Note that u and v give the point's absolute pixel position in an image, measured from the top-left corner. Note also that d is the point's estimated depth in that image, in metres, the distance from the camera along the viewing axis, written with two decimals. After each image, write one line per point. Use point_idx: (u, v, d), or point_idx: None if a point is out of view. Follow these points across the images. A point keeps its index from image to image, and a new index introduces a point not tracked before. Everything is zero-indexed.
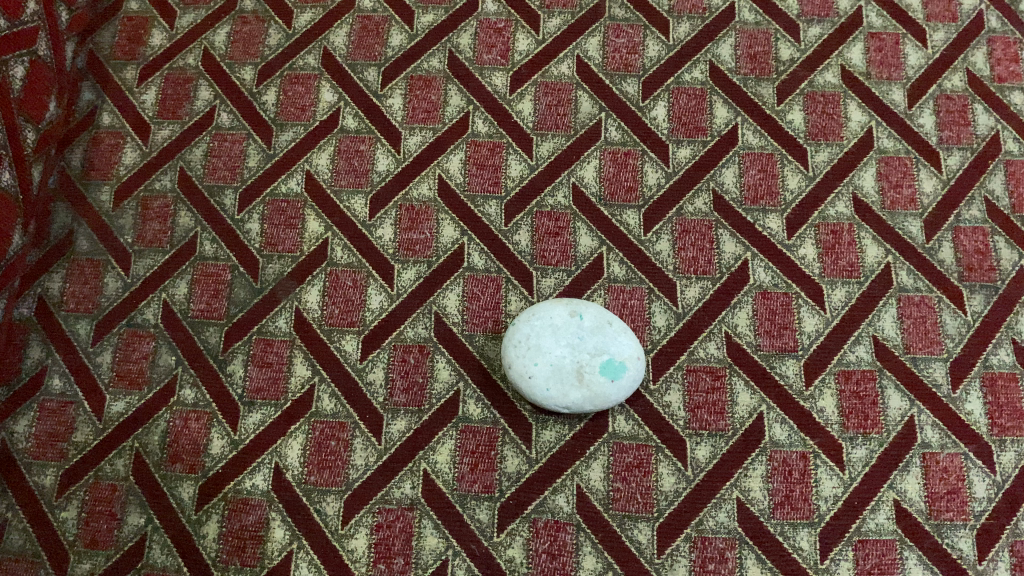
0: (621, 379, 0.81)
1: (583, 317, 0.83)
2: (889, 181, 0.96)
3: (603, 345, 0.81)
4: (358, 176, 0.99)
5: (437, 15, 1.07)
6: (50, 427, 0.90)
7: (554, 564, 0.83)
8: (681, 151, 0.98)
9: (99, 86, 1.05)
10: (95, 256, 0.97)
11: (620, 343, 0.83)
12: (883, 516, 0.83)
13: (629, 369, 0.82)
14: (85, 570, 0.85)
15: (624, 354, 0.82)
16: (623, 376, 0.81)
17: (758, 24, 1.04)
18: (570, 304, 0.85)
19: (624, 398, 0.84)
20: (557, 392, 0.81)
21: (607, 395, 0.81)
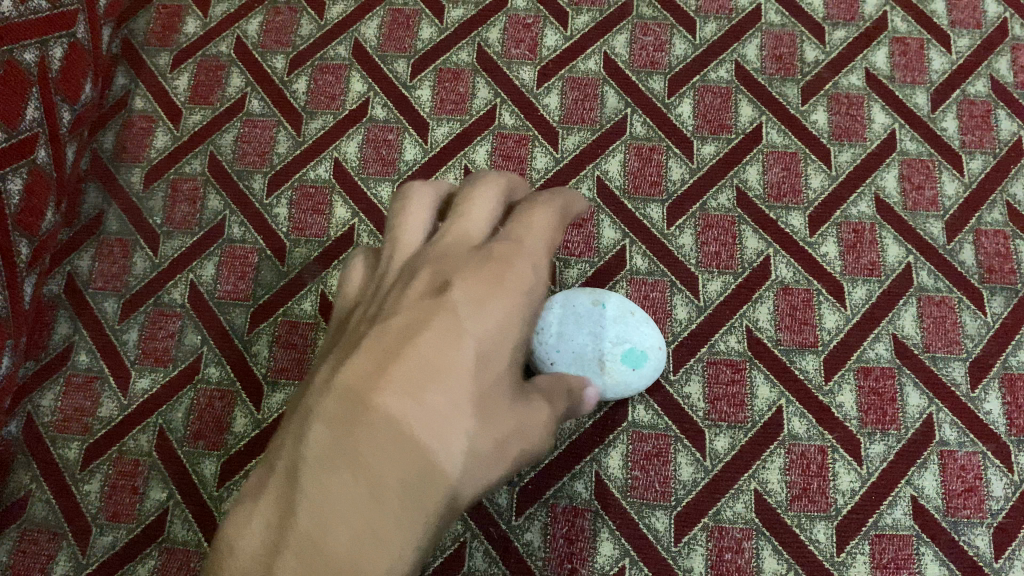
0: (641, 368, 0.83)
1: (608, 308, 0.83)
2: (911, 183, 0.97)
3: (625, 335, 0.82)
4: (385, 165, 1.00)
5: (467, 10, 1.08)
6: (76, 402, 0.92)
7: (571, 549, 0.84)
8: (706, 148, 0.99)
9: (133, 71, 1.07)
10: (124, 236, 0.99)
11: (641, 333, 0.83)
12: (900, 511, 0.84)
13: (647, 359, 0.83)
14: (107, 543, 0.86)
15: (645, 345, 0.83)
16: (645, 365, 0.82)
17: (784, 26, 1.05)
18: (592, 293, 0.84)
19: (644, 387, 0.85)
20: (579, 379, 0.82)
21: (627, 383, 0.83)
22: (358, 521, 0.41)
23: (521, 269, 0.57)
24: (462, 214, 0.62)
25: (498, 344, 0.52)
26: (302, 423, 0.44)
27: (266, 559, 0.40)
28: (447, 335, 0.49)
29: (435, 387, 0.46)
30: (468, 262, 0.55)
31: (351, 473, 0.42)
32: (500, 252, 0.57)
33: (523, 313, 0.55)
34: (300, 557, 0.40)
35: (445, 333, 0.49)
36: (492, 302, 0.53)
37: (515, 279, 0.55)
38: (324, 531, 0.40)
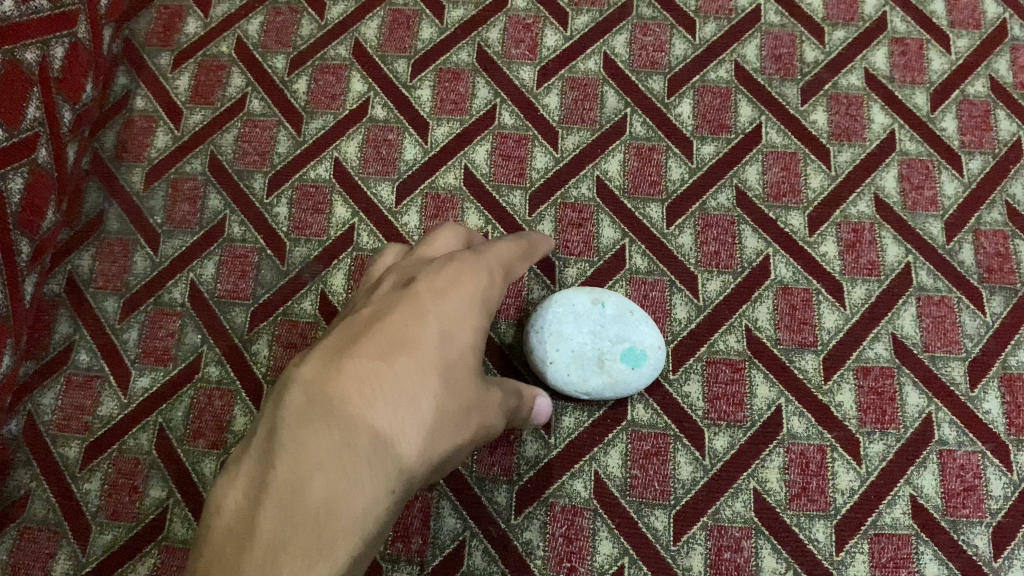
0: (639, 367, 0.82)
1: (608, 308, 0.83)
2: (911, 183, 0.97)
3: (624, 334, 0.82)
4: (386, 165, 1.01)
5: (467, 10, 1.08)
6: (76, 400, 0.92)
7: (570, 548, 0.84)
8: (706, 148, 0.99)
9: (134, 71, 1.07)
10: (125, 235, 0.99)
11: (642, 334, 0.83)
12: (899, 511, 0.84)
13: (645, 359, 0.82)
14: (107, 541, 0.87)
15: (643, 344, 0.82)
16: (644, 364, 0.82)
17: (784, 26, 1.05)
18: (592, 292, 0.85)
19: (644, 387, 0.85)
20: (577, 378, 0.82)
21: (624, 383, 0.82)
22: (332, 471, 0.49)
23: (475, 267, 0.66)
24: (434, 236, 0.74)
25: (460, 328, 0.61)
26: (281, 393, 0.53)
27: (252, 505, 0.48)
28: (411, 319, 0.58)
29: (403, 359, 0.55)
30: (432, 266, 0.65)
31: (327, 430, 0.50)
32: (462, 257, 0.67)
33: (479, 304, 0.64)
34: (282, 502, 0.47)
35: (407, 320, 0.58)
36: (450, 291, 0.62)
37: (472, 276, 0.65)
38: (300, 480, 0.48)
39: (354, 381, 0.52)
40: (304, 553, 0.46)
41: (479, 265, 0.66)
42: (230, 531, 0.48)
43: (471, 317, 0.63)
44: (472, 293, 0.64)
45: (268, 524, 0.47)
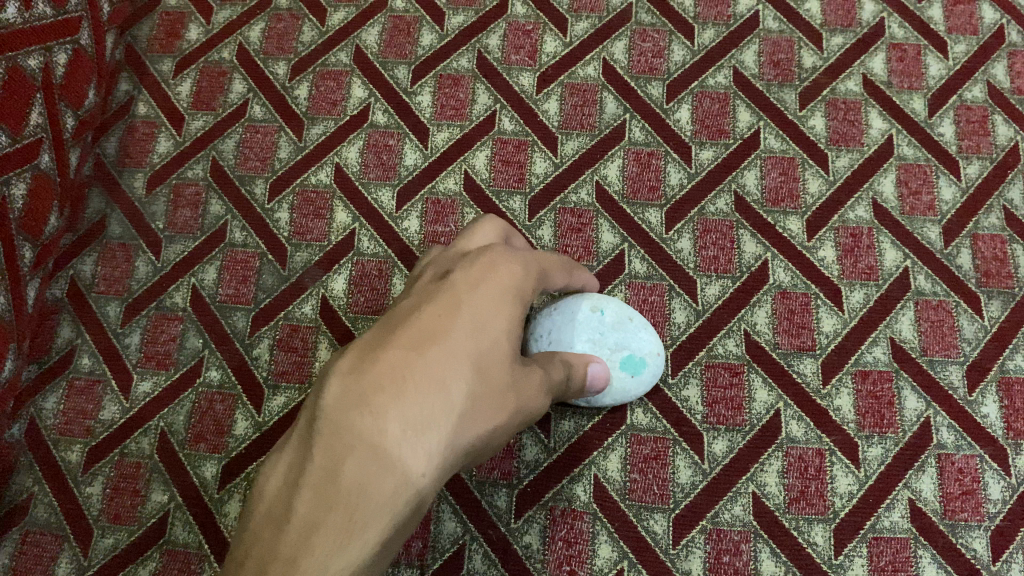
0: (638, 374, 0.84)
1: (609, 315, 0.83)
2: (909, 188, 0.97)
3: (624, 342, 0.82)
4: (386, 170, 1.01)
5: (467, 17, 1.09)
6: (78, 405, 0.92)
7: (570, 552, 0.84)
8: (704, 153, 1.00)
9: (136, 78, 1.08)
10: (127, 241, 1.00)
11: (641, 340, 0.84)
12: (897, 514, 0.84)
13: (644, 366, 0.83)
14: (108, 545, 0.87)
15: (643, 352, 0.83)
16: (644, 371, 0.83)
17: (782, 32, 1.06)
18: (591, 298, 0.83)
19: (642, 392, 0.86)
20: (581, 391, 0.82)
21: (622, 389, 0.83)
22: (367, 451, 0.45)
23: (503, 263, 0.64)
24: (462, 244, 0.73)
25: (491, 319, 0.58)
26: (318, 386, 0.50)
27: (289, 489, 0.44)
28: (443, 312, 0.56)
29: (435, 347, 0.52)
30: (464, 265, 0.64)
31: (360, 411, 0.46)
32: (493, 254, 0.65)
33: (512, 297, 0.62)
34: (316, 486, 0.43)
35: (440, 311, 0.56)
36: (481, 286, 0.60)
37: (500, 272, 0.63)
38: (336, 460, 0.44)
39: (387, 364, 0.49)
40: (339, 534, 0.42)
41: (508, 262, 0.64)
42: (264, 522, 0.44)
43: (504, 310, 0.60)
44: (501, 287, 0.62)
45: (303, 507, 0.43)
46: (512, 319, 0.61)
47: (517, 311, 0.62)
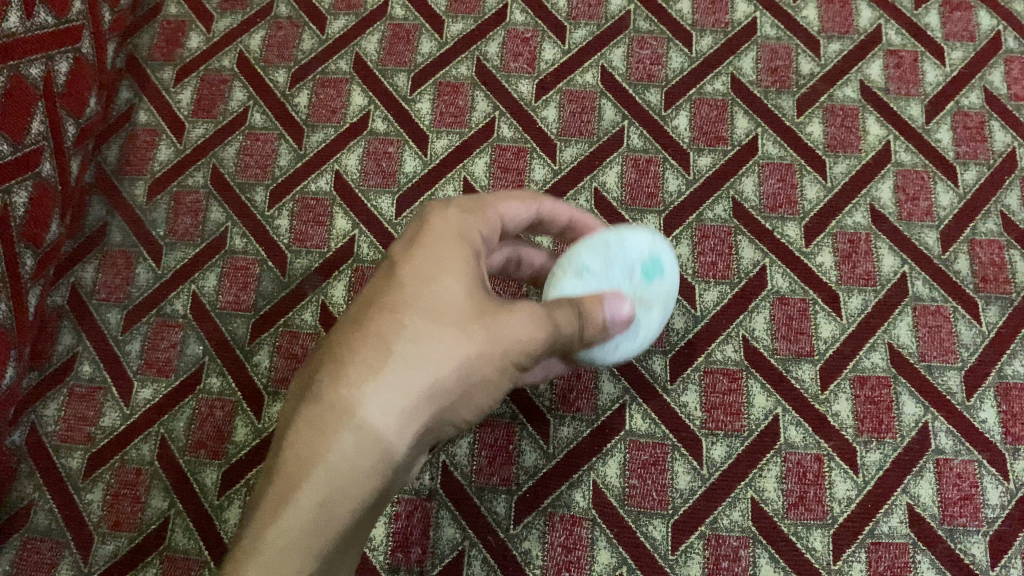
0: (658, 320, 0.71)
1: (642, 263, 0.68)
2: (906, 194, 0.98)
3: (631, 267, 0.67)
4: (386, 177, 1.02)
5: (466, 25, 1.10)
6: (79, 411, 0.93)
7: (569, 558, 0.84)
8: (702, 159, 1.00)
9: (138, 86, 1.09)
10: (128, 248, 1.00)
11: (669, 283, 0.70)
12: (896, 519, 0.84)
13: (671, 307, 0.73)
14: (109, 551, 0.87)
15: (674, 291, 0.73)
16: (664, 260, 0.70)
17: (780, 39, 1.06)
18: (567, 268, 0.68)
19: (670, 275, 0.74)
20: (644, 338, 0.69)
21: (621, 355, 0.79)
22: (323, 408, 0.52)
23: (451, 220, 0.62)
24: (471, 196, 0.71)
25: (437, 265, 0.57)
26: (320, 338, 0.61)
27: None
28: (410, 277, 0.57)
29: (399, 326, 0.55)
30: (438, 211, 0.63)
31: (326, 374, 0.53)
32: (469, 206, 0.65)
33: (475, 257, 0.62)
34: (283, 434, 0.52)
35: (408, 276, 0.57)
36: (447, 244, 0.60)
37: (444, 217, 0.61)
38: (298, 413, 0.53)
39: (345, 356, 0.53)
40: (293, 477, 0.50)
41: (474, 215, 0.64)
42: None
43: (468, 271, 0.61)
44: (445, 233, 0.60)
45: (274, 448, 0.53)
46: (472, 257, 0.59)
47: (476, 248, 0.60)
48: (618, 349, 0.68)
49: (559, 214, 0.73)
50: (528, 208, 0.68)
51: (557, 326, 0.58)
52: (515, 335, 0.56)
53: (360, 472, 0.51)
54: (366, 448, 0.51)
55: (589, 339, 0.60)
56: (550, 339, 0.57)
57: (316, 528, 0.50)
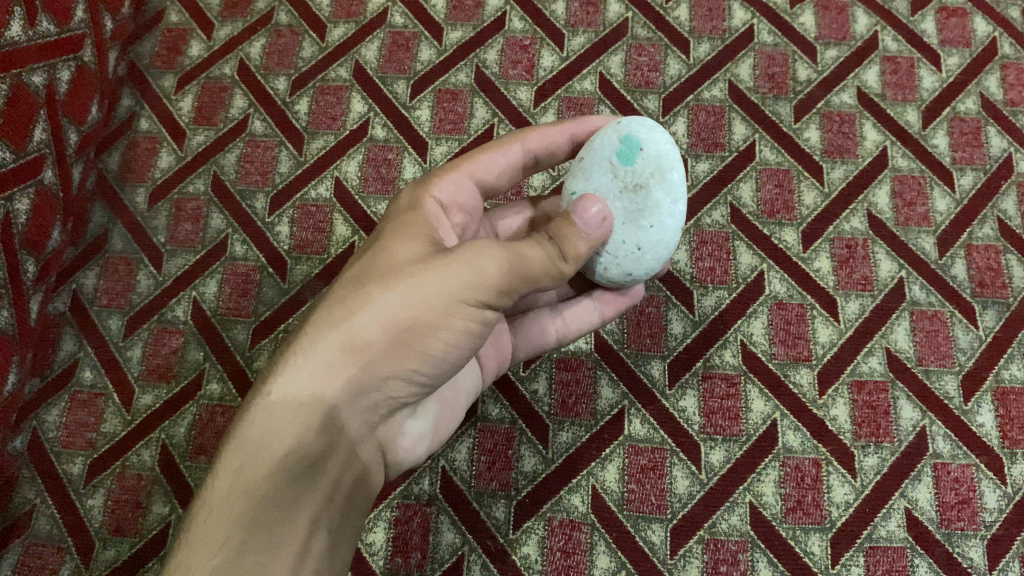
0: (677, 198, 0.68)
1: (614, 150, 0.67)
2: (903, 199, 0.98)
3: (602, 170, 0.68)
4: (386, 184, 1.02)
5: (465, 32, 1.10)
6: (80, 417, 0.93)
7: (568, 562, 0.85)
8: (700, 165, 1.00)
9: (139, 94, 1.09)
10: (129, 255, 1.01)
11: (657, 149, 0.67)
12: (894, 523, 0.85)
13: (679, 168, 0.68)
14: (110, 557, 0.88)
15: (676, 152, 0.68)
16: (637, 135, 0.67)
17: (776, 45, 1.07)
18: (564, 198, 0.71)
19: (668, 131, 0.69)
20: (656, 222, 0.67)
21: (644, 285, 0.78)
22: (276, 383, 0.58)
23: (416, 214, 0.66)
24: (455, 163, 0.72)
25: (379, 244, 0.62)
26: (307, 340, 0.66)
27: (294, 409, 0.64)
28: (357, 262, 0.62)
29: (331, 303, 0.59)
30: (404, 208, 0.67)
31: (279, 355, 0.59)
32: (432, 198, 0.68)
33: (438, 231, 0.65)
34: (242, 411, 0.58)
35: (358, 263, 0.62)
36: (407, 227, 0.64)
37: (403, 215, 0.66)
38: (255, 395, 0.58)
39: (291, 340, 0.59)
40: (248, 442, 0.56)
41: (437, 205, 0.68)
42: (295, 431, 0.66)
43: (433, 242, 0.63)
44: (400, 218, 0.65)
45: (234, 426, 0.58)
46: (416, 226, 0.64)
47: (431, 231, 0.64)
48: (644, 249, 0.68)
49: (554, 147, 0.75)
50: (513, 155, 0.73)
51: (519, 253, 0.59)
52: (451, 271, 0.57)
53: (283, 428, 0.56)
54: (295, 410, 0.56)
55: (573, 254, 0.62)
56: (509, 264, 0.58)
57: (237, 481, 0.54)
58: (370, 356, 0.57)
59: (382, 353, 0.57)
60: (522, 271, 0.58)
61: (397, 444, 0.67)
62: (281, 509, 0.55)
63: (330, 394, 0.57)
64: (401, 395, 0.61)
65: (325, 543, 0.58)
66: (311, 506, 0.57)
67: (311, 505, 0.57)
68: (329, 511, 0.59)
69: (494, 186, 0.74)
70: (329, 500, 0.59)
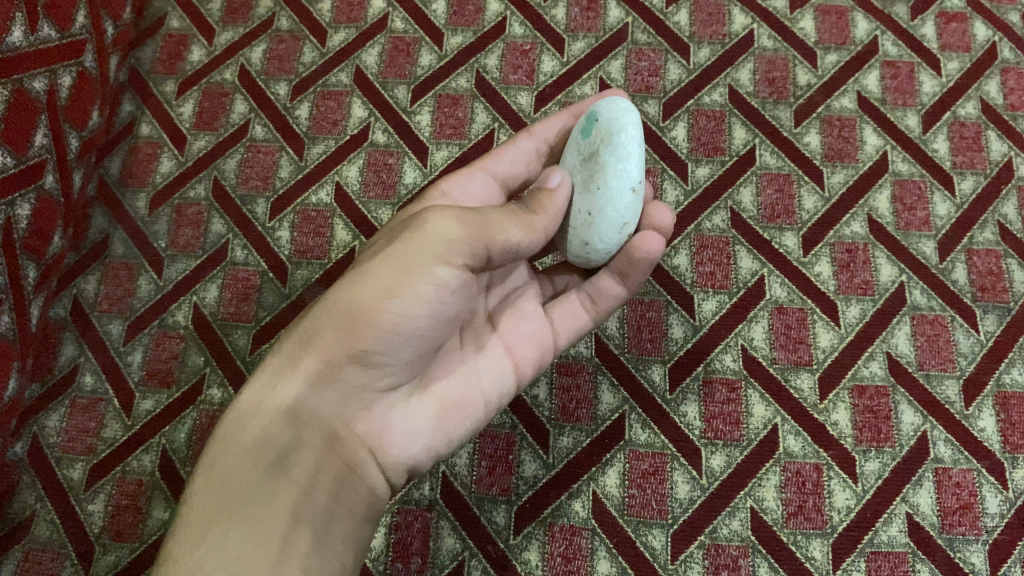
0: (626, 159, 0.66)
1: (580, 128, 0.70)
2: (904, 204, 0.98)
3: (570, 148, 0.71)
4: (386, 189, 1.02)
5: (466, 37, 1.11)
6: (81, 422, 0.93)
7: (568, 567, 0.84)
8: (701, 169, 1.00)
9: (140, 99, 1.09)
10: (130, 260, 1.01)
11: (609, 116, 0.67)
12: (895, 528, 0.84)
13: (632, 129, 0.66)
14: (110, 562, 0.88)
15: (635, 119, 0.67)
16: (597, 109, 0.69)
17: (776, 50, 1.07)
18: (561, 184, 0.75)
19: (630, 102, 0.68)
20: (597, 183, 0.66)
21: (648, 237, 0.72)
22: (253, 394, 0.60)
23: None
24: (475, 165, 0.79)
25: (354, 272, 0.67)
26: None
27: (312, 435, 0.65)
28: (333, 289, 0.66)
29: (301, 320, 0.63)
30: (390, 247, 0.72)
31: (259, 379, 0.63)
32: None
33: None
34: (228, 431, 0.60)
35: None
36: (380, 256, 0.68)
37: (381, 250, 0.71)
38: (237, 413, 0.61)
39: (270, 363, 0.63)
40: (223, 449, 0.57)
41: None
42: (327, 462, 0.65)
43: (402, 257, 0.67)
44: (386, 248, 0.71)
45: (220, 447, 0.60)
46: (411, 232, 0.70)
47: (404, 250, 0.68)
48: (595, 213, 0.67)
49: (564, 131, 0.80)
50: (523, 146, 0.80)
51: (472, 211, 0.61)
52: (404, 247, 0.60)
53: (253, 428, 0.57)
54: (263, 412, 0.58)
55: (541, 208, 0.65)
56: (462, 223, 0.60)
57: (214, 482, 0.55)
58: (333, 342, 0.59)
59: (342, 335, 0.59)
60: (476, 222, 0.60)
61: (383, 441, 0.64)
62: (256, 500, 0.54)
63: (294, 390, 0.59)
64: (369, 381, 0.62)
65: (309, 537, 0.56)
66: (289, 499, 0.56)
67: (288, 499, 0.56)
68: (308, 506, 0.57)
69: (516, 177, 0.80)
70: (307, 495, 0.58)
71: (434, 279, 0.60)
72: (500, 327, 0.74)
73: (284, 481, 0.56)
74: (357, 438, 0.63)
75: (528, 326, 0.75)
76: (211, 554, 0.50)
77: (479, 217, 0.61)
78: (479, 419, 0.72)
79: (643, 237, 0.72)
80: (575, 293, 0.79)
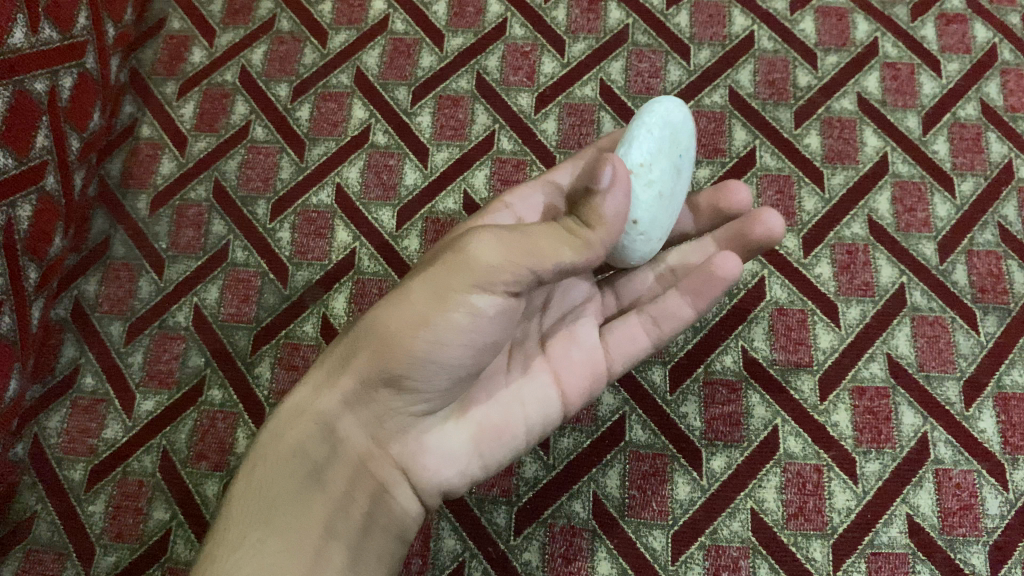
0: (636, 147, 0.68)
1: None
2: (904, 205, 0.98)
3: None
4: (387, 190, 1.02)
5: (466, 39, 1.11)
6: (82, 423, 0.93)
7: (569, 568, 0.85)
8: (701, 171, 1.01)
9: (141, 100, 1.10)
10: (131, 261, 1.01)
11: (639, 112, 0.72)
12: (896, 530, 0.85)
13: (647, 118, 0.69)
14: (110, 563, 0.88)
15: (658, 112, 0.70)
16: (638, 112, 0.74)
17: (777, 52, 1.07)
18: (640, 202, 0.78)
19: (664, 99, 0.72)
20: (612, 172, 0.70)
21: (727, 257, 0.73)
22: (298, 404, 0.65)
23: None
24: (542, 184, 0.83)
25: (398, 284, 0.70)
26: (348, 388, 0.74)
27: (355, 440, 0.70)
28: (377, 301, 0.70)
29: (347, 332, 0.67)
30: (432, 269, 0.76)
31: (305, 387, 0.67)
32: None
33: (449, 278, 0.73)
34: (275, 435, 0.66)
35: None
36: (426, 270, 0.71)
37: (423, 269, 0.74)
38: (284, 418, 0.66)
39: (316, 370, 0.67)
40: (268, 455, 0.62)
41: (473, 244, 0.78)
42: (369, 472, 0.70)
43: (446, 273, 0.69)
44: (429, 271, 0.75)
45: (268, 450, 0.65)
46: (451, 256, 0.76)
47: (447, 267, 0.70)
48: None
49: None
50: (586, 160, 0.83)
51: (522, 233, 0.60)
52: (446, 267, 0.61)
53: (294, 439, 0.62)
54: (303, 423, 0.63)
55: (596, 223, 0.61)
56: (509, 244, 0.59)
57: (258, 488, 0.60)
58: (370, 367, 0.62)
59: (378, 360, 0.61)
60: (522, 244, 0.59)
61: (418, 463, 0.68)
62: (295, 511, 0.60)
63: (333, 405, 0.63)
64: (406, 405, 0.65)
65: (343, 550, 0.61)
66: (324, 512, 0.61)
67: (322, 511, 0.61)
68: (342, 519, 0.62)
69: None
70: (341, 509, 0.63)
71: (471, 304, 0.61)
72: (549, 351, 0.75)
73: (320, 494, 0.62)
74: (391, 460, 0.67)
75: (577, 351, 0.75)
76: (253, 558, 0.56)
77: (520, 236, 0.60)
78: (520, 445, 0.73)
79: (722, 256, 0.73)
80: (637, 314, 0.78)
